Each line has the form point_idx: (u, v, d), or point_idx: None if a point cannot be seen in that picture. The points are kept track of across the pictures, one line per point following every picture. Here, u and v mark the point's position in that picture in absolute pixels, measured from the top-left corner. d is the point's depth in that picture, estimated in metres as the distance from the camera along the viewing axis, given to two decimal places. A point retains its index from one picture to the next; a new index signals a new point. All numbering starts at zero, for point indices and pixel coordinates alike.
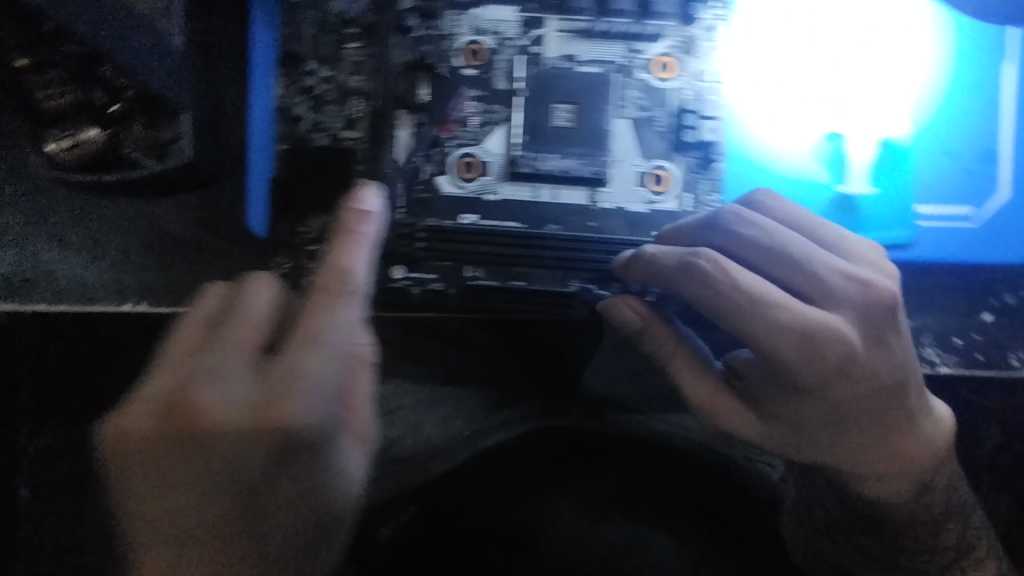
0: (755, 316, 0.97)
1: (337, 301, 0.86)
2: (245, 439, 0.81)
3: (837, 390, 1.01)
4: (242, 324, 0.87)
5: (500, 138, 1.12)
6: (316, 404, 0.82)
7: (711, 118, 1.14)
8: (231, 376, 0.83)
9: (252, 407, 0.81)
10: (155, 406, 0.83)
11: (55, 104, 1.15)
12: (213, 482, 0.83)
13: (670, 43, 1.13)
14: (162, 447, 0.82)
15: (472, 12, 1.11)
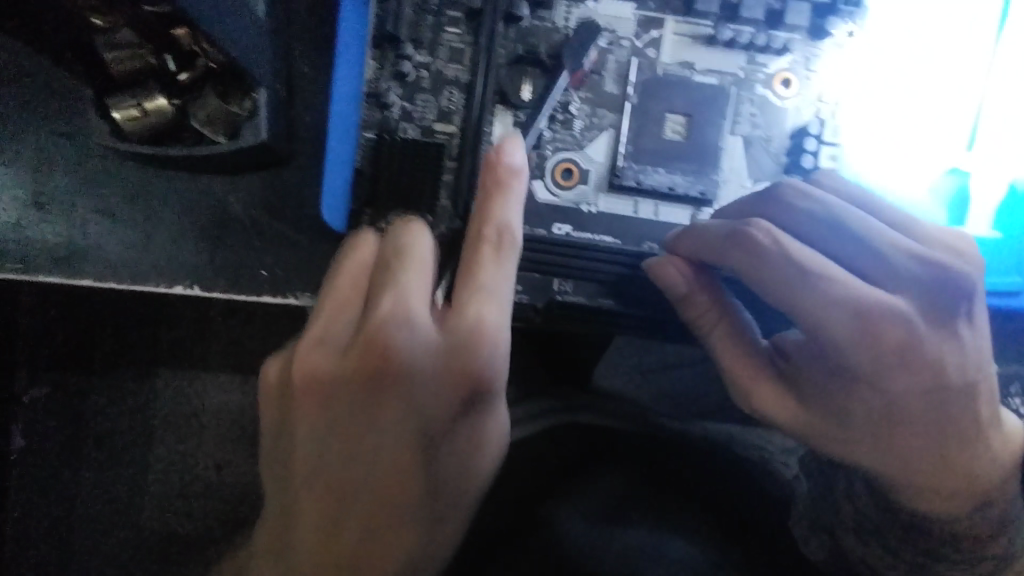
0: (811, 292, 0.88)
1: (498, 250, 0.82)
2: (438, 392, 0.77)
3: (897, 380, 0.89)
4: (412, 263, 0.79)
5: (604, 145, 1.03)
6: (501, 361, 0.79)
7: (830, 145, 1.05)
8: (420, 324, 0.77)
9: (442, 357, 0.77)
10: (344, 349, 0.78)
11: (121, 69, 1.03)
12: (395, 437, 0.77)
13: (794, 59, 1.05)
14: (353, 398, 0.77)
15: (587, 6, 1.02)
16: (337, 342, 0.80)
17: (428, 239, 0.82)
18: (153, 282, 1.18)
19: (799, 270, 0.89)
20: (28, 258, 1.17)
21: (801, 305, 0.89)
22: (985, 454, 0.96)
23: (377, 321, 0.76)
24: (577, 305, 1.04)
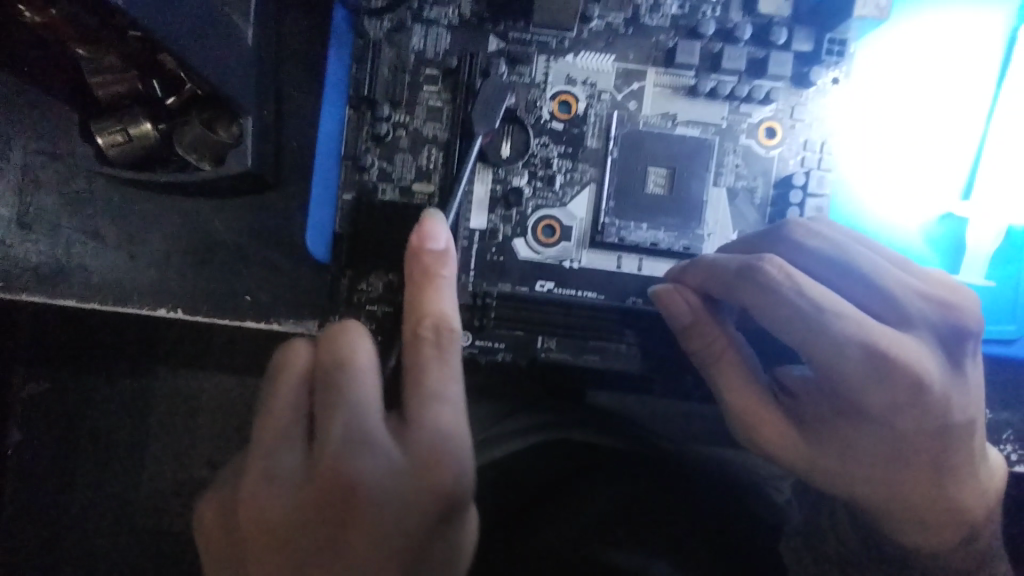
0: (826, 333, 0.85)
1: (439, 348, 0.78)
2: (405, 497, 0.72)
3: (904, 419, 0.88)
4: (352, 386, 0.74)
5: (586, 201, 1.03)
6: (464, 463, 0.74)
7: (818, 196, 1.02)
8: (377, 446, 0.72)
9: (401, 487, 0.72)
10: (297, 492, 0.72)
11: (105, 93, 1.02)
12: (363, 558, 0.71)
13: (778, 108, 1.04)
14: (314, 530, 0.71)
15: (566, 59, 1.02)
16: (283, 476, 0.73)
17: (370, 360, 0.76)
18: (137, 304, 1.18)
19: (811, 311, 0.86)
20: (11, 277, 1.17)
21: (814, 345, 0.87)
22: (979, 491, 0.96)
23: (328, 475, 0.71)
24: (563, 363, 1.02)
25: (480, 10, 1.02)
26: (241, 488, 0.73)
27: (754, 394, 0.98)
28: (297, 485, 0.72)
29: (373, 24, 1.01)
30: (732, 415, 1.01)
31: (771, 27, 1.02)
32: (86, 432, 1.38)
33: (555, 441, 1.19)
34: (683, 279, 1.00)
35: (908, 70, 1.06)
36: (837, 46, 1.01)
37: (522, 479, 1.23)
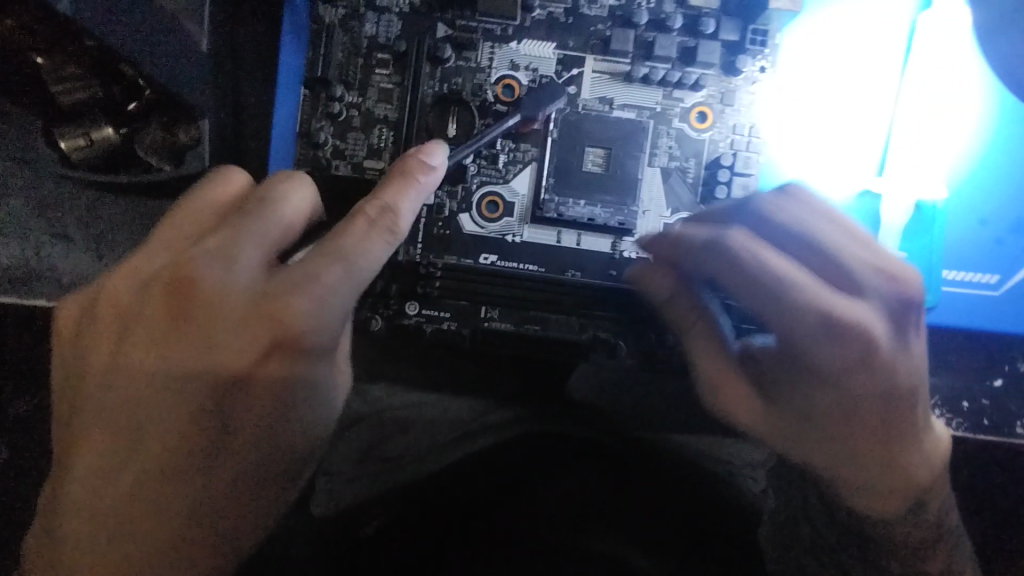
0: (778, 307, 0.89)
1: (372, 229, 0.88)
2: (246, 310, 0.83)
3: (858, 383, 0.91)
4: (266, 218, 0.87)
5: (527, 178, 1.11)
6: (325, 305, 0.84)
7: (745, 175, 1.10)
8: (234, 263, 0.84)
9: (240, 318, 0.83)
10: (152, 275, 0.86)
11: (69, 100, 1.06)
12: (176, 369, 0.82)
13: (709, 94, 1.11)
14: (156, 309, 0.84)
15: (510, 46, 1.10)
16: (145, 264, 0.87)
17: (290, 202, 0.88)
18: None
19: (767, 283, 0.90)
20: None
21: (771, 314, 0.91)
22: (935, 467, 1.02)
23: (184, 275, 0.84)
24: (503, 331, 1.10)
25: (421, 7, 1.09)
26: (144, 248, 0.87)
27: (719, 359, 1.03)
28: (144, 290, 0.85)
29: (328, 11, 1.07)
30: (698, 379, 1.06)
31: (700, 19, 1.10)
32: None
33: (534, 434, 1.31)
34: (658, 247, 1.04)
35: (825, 59, 1.13)
36: (760, 36, 1.09)
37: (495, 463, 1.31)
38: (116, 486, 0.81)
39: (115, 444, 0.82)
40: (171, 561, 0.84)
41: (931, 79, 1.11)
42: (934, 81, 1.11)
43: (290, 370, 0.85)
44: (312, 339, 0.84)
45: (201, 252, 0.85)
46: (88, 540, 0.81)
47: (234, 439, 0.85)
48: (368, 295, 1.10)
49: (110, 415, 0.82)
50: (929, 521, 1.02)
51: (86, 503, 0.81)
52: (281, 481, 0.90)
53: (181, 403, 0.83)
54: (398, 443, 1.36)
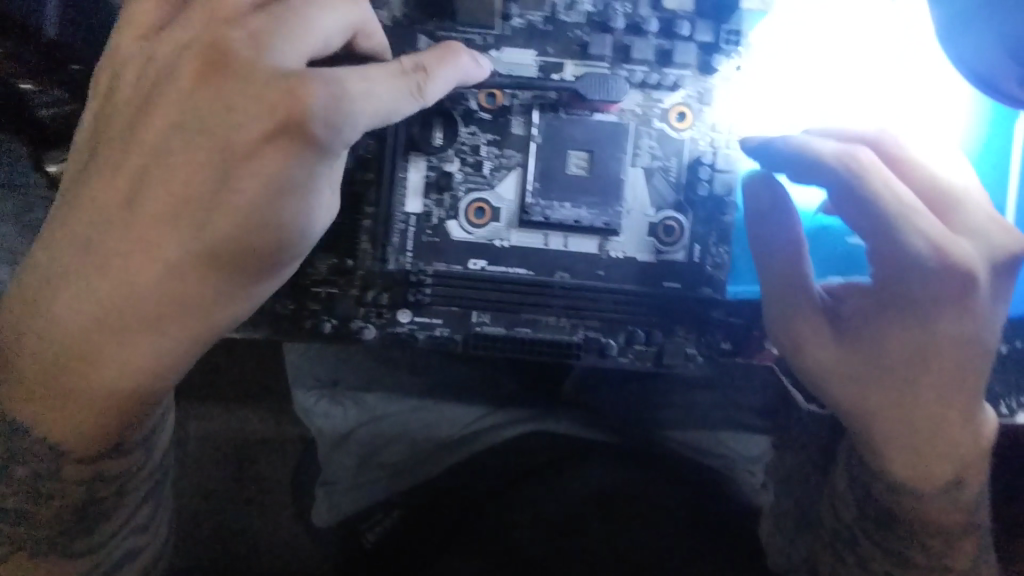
0: (889, 222, 0.93)
1: (406, 73, 0.86)
2: (257, 89, 0.79)
3: (945, 323, 0.96)
4: (304, 1, 0.83)
5: (512, 183, 1.12)
6: (342, 105, 0.79)
7: (725, 172, 1.13)
8: (286, 54, 0.81)
9: (252, 94, 0.79)
10: (194, 44, 0.83)
11: (55, 124, 1.10)
12: (204, 124, 0.81)
13: (688, 94, 1.13)
14: (190, 74, 0.82)
15: (490, 54, 1.11)
16: (151, 21, 0.89)
17: (336, 29, 0.86)
18: None
19: (886, 208, 0.93)
20: None
21: (879, 235, 0.95)
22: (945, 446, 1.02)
23: (221, 42, 0.82)
24: (494, 335, 1.12)
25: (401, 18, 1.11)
26: (185, 17, 0.86)
27: (807, 298, 1.04)
28: (174, 70, 0.83)
29: None
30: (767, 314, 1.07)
31: (675, 21, 1.11)
32: None
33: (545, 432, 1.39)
34: (771, 157, 1.00)
35: (801, 55, 1.14)
36: (733, 37, 1.12)
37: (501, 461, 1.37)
38: (122, 181, 0.83)
39: (140, 144, 0.83)
40: (157, 341, 0.84)
41: (903, 73, 1.14)
42: (908, 74, 1.14)
43: (291, 157, 0.79)
44: (320, 125, 0.78)
45: (252, 19, 0.82)
46: (79, 262, 0.83)
47: (249, 214, 0.81)
48: (360, 305, 1.11)
49: (138, 133, 0.83)
50: (959, 495, 1.05)
51: (86, 222, 0.83)
52: (260, 261, 0.84)
53: (194, 162, 0.81)
54: (393, 450, 1.42)
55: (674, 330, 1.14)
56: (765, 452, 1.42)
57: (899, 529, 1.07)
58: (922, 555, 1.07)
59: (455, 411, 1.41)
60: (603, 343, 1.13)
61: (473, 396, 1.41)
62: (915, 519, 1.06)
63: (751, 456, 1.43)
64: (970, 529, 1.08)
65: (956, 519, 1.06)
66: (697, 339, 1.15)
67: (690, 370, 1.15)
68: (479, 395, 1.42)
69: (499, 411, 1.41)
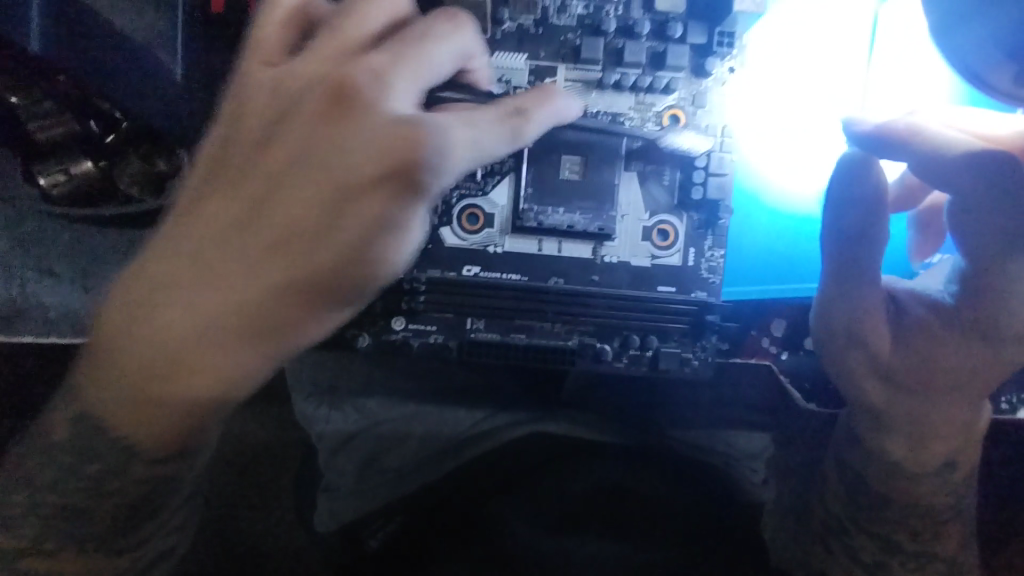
0: (1000, 242, 0.95)
1: (505, 121, 0.87)
2: (421, 133, 0.79)
3: (1012, 351, 1.01)
4: (423, 52, 0.84)
5: (505, 189, 1.12)
6: (447, 156, 0.80)
7: (719, 175, 1.11)
8: (387, 95, 0.81)
9: (374, 135, 0.79)
10: (326, 84, 0.82)
11: (45, 136, 1.08)
12: (336, 165, 0.79)
13: (681, 97, 1.12)
14: (322, 112, 0.81)
15: None
16: (279, 47, 0.88)
17: (447, 64, 0.86)
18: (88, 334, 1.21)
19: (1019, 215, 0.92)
20: None
21: (997, 244, 0.95)
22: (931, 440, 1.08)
23: (348, 78, 0.81)
24: (488, 341, 1.12)
25: None
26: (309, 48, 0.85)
27: (871, 289, 1.04)
28: (303, 99, 0.83)
29: None
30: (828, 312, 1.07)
31: (667, 24, 1.10)
32: None
33: (547, 436, 1.36)
34: (886, 142, 1.01)
35: (794, 57, 1.14)
36: (727, 38, 1.10)
37: (506, 467, 1.35)
38: (226, 205, 0.81)
39: (243, 170, 0.82)
40: (197, 370, 0.81)
41: (890, 73, 1.15)
42: (895, 75, 1.15)
43: (394, 199, 0.79)
44: (431, 175, 0.80)
45: (369, 57, 0.83)
46: (151, 279, 0.81)
47: (321, 249, 0.79)
48: (355, 312, 1.11)
49: (266, 158, 0.82)
50: (950, 477, 1.11)
51: (196, 243, 0.80)
52: (327, 298, 0.81)
53: (296, 192, 0.80)
54: (397, 455, 1.41)
55: (669, 334, 1.14)
56: (767, 447, 1.41)
57: (888, 516, 1.12)
58: (911, 542, 1.11)
59: (458, 414, 1.42)
60: (598, 349, 1.13)
61: (484, 399, 1.41)
62: (905, 505, 1.11)
63: (752, 453, 1.41)
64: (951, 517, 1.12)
65: (946, 504, 1.12)
66: (692, 342, 1.14)
67: (686, 374, 1.14)
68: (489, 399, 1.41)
69: (504, 412, 1.40)
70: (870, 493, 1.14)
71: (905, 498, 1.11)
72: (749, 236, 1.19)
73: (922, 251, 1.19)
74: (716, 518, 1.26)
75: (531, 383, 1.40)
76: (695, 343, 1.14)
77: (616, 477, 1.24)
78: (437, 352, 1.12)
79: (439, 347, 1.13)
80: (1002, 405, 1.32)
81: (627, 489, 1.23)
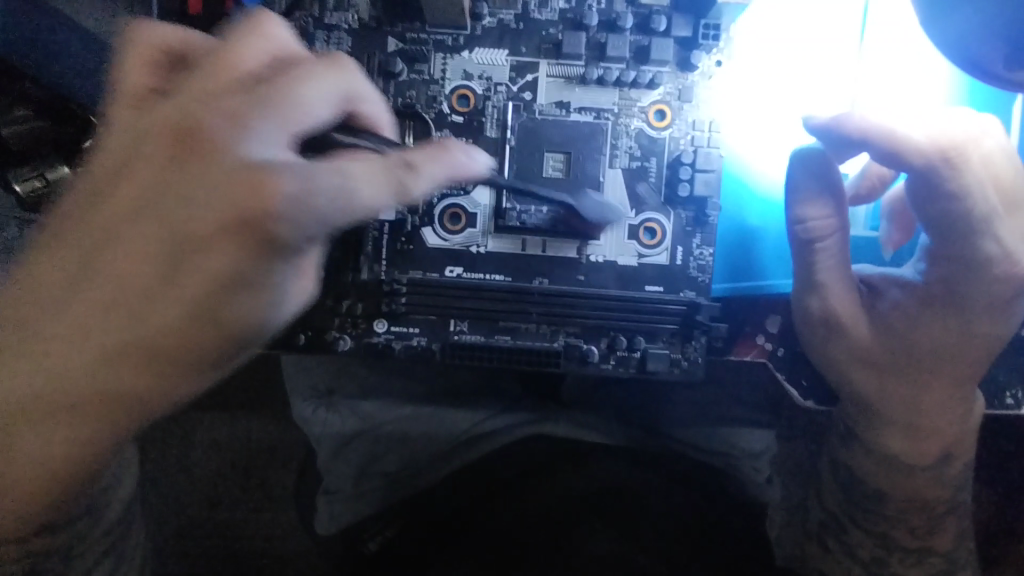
0: (949, 241, 0.92)
1: (399, 174, 0.75)
2: (249, 184, 0.72)
3: (981, 324, 0.96)
4: (284, 95, 0.77)
5: (489, 187, 1.10)
6: (306, 202, 0.72)
7: (707, 171, 1.08)
8: (244, 141, 0.75)
9: (219, 184, 0.73)
10: (169, 127, 0.78)
11: (17, 142, 1.07)
12: (178, 214, 0.75)
13: (666, 91, 1.09)
14: (166, 159, 0.77)
15: (462, 56, 1.08)
16: (140, 83, 0.83)
17: (323, 104, 0.80)
18: None
19: (965, 217, 0.89)
20: None
21: (946, 245, 0.92)
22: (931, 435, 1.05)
23: (196, 123, 0.77)
24: (473, 344, 1.10)
25: (374, 16, 1.07)
26: (182, 83, 0.80)
27: (840, 282, 1.02)
28: (147, 142, 0.78)
29: None
30: (809, 304, 1.04)
31: (651, 16, 1.07)
32: None
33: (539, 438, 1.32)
34: (838, 139, 0.92)
35: (782, 48, 1.11)
36: (712, 31, 1.06)
37: (490, 466, 1.32)
38: (76, 251, 0.78)
39: (99, 217, 0.78)
40: (88, 415, 0.80)
41: (879, 64, 1.12)
42: (886, 64, 1.12)
43: (245, 256, 0.74)
44: (281, 226, 0.73)
45: (224, 99, 0.77)
46: (29, 331, 0.79)
47: (170, 311, 0.75)
48: (335, 316, 1.09)
49: (112, 207, 0.78)
50: (945, 471, 1.07)
51: (45, 295, 0.78)
52: (196, 363, 0.79)
53: (137, 243, 0.76)
54: (394, 457, 1.37)
55: (657, 334, 1.11)
56: (769, 446, 1.36)
57: (884, 512, 1.09)
58: (908, 538, 1.08)
59: (454, 416, 1.36)
60: (585, 350, 1.10)
61: (479, 399, 1.37)
62: (902, 499, 1.08)
63: (753, 451, 1.35)
64: (951, 508, 1.09)
65: (942, 497, 1.08)
66: (683, 343, 1.11)
67: (675, 376, 1.11)
68: (489, 398, 1.37)
69: (504, 413, 1.36)
70: (864, 491, 1.11)
71: (903, 495, 1.08)
72: (741, 231, 1.17)
73: (897, 240, 1.14)
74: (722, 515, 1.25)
75: (533, 381, 1.36)
76: (687, 343, 1.11)
77: (611, 475, 1.24)
78: (419, 355, 1.10)
79: (421, 348, 1.10)
80: (1007, 400, 1.24)
81: (624, 490, 1.22)
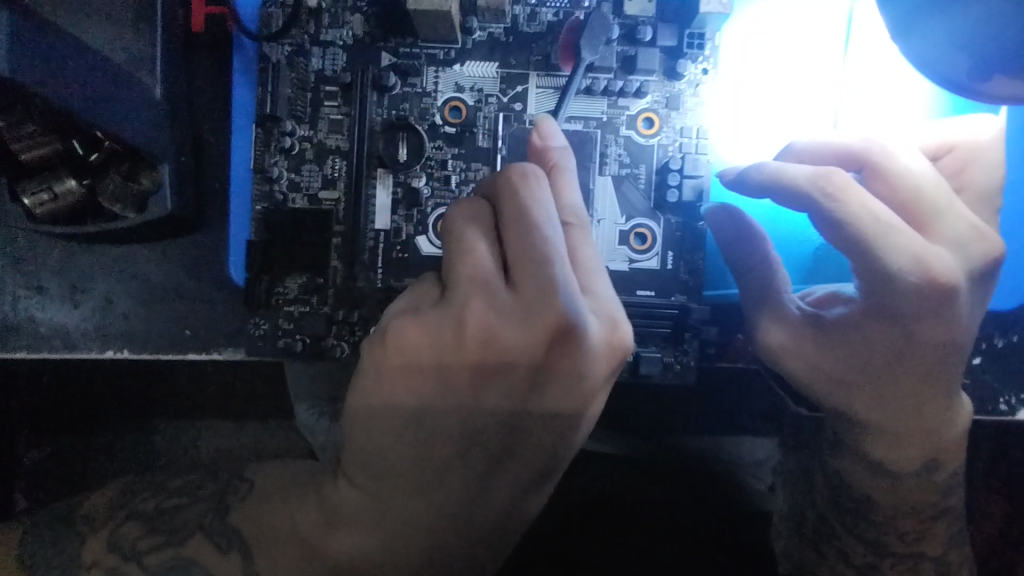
0: (860, 263, 0.93)
1: (581, 234, 0.97)
2: (608, 323, 0.92)
3: (923, 327, 0.94)
4: (525, 231, 0.88)
5: None
6: (608, 293, 0.95)
7: (695, 177, 1.10)
8: (604, 304, 0.93)
9: (612, 337, 0.91)
10: (548, 334, 0.85)
11: (29, 156, 1.06)
12: (598, 377, 0.91)
13: (654, 100, 1.12)
14: (553, 357, 0.87)
15: (454, 69, 1.11)
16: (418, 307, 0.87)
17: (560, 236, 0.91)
18: (85, 349, 1.30)
19: (859, 243, 0.91)
20: None
21: (858, 267, 0.94)
22: (926, 440, 1.03)
23: (573, 320, 0.86)
24: None
25: (370, 30, 1.11)
26: (475, 295, 0.85)
27: (779, 321, 1.02)
28: (526, 327, 0.85)
29: (275, 49, 1.10)
30: (759, 343, 1.04)
31: (638, 27, 1.10)
32: (22, 472, 1.34)
33: None
34: (745, 187, 1.00)
35: (767, 55, 1.13)
36: (697, 39, 1.09)
37: None
38: (416, 451, 0.88)
39: (416, 416, 0.87)
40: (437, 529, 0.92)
41: (866, 71, 1.14)
42: (872, 68, 1.14)
43: (608, 380, 0.93)
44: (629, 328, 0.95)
45: (548, 306, 0.85)
46: (460, 484, 0.91)
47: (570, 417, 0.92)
48: (332, 323, 1.10)
49: (451, 391, 0.87)
50: (931, 476, 1.06)
51: (429, 478, 0.90)
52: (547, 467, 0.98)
53: (585, 391, 0.90)
54: None
55: (648, 339, 1.12)
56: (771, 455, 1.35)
57: (874, 517, 1.10)
58: (899, 543, 1.09)
59: None
60: None
61: None
62: (893, 505, 1.08)
63: (755, 459, 1.36)
64: (941, 513, 1.10)
65: (928, 502, 1.08)
66: (675, 347, 1.13)
67: (666, 379, 1.13)
68: None
69: None
70: (855, 499, 1.10)
71: (891, 500, 1.08)
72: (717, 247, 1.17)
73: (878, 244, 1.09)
74: (721, 524, 1.21)
75: None
76: (679, 346, 1.12)
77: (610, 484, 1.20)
78: None
79: None
80: (1000, 406, 1.27)
81: (616, 495, 1.19)
